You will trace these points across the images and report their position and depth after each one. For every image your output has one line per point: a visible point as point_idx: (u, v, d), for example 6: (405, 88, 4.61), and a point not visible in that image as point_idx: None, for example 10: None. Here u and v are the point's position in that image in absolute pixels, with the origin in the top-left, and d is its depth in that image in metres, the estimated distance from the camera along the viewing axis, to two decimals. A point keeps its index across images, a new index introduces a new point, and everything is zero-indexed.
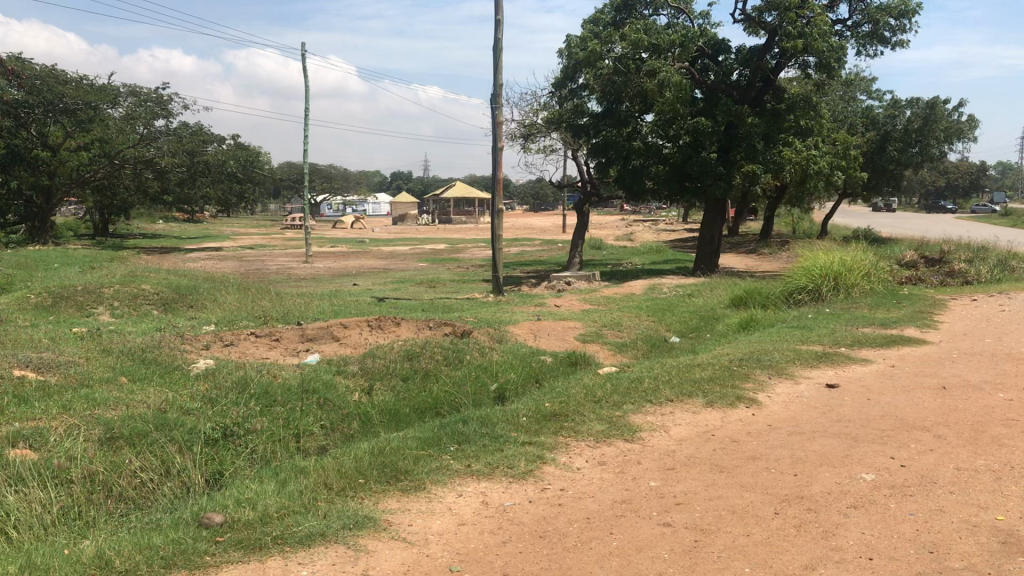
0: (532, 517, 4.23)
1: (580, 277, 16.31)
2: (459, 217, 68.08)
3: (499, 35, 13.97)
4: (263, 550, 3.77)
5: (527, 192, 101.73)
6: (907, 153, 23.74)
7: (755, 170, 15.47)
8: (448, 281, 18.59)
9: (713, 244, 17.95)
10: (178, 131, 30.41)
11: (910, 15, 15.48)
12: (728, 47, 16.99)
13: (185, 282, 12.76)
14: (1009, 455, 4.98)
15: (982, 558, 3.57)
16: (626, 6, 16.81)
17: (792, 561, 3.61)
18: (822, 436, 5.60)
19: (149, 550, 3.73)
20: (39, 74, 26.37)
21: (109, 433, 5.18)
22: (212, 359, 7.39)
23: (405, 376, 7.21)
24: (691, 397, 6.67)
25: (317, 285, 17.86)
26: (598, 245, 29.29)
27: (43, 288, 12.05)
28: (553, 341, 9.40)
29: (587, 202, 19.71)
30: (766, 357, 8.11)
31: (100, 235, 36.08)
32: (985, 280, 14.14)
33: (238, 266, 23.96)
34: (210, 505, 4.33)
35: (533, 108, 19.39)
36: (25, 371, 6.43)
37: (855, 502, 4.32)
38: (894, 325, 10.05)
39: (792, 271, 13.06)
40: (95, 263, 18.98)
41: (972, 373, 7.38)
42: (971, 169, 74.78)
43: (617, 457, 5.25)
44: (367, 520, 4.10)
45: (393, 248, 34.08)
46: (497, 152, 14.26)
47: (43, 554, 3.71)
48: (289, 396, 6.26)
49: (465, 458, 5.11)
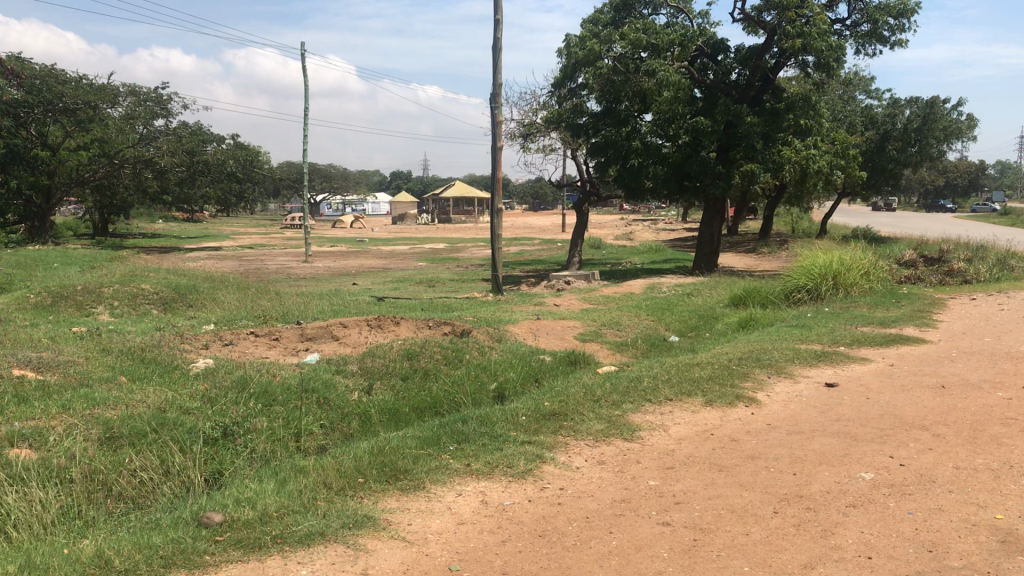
0: (532, 516, 4.23)
1: (579, 277, 16.30)
2: (458, 217, 68.05)
3: (499, 35, 13.98)
4: (262, 549, 3.77)
5: (526, 192, 101.72)
6: (906, 152, 23.84)
7: (754, 169, 15.46)
8: (448, 281, 18.57)
9: (712, 243, 17.95)
10: (178, 130, 30.53)
11: (909, 14, 15.47)
12: (727, 46, 16.99)
13: (185, 281, 12.74)
14: (1007, 454, 4.99)
15: (981, 556, 3.58)
16: (625, 6, 16.81)
17: (790, 560, 3.62)
18: (821, 435, 5.61)
19: (149, 549, 3.74)
20: (38, 73, 26.36)
21: (109, 433, 5.18)
22: (211, 359, 7.39)
23: (404, 376, 7.21)
24: (690, 396, 6.67)
25: (317, 285, 17.84)
26: (598, 244, 29.29)
27: (43, 287, 12.04)
28: (553, 340, 9.39)
29: (586, 202, 19.72)
30: (765, 356, 8.12)
31: (99, 234, 36.05)
32: (984, 279, 14.15)
33: (237, 265, 23.93)
34: (210, 504, 4.33)
35: (532, 107, 19.39)
36: (25, 370, 6.43)
37: (854, 501, 4.32)
38: (893, 325, 10.05)
39: (791, 271, 13.06)
40: (95, 263, 18.95)
41: (971, 372, 7.38)
42: (970, 168, 74.81)
43: (617, 456, 5.25)
44: (366, 519, 4.11)
45: (393, 248, 34.03)
46: (496, 152, 14.26)
47: (42, 553, 3.71)
48: (288, 395, 6.27)
49: (464, 457, 5.11)
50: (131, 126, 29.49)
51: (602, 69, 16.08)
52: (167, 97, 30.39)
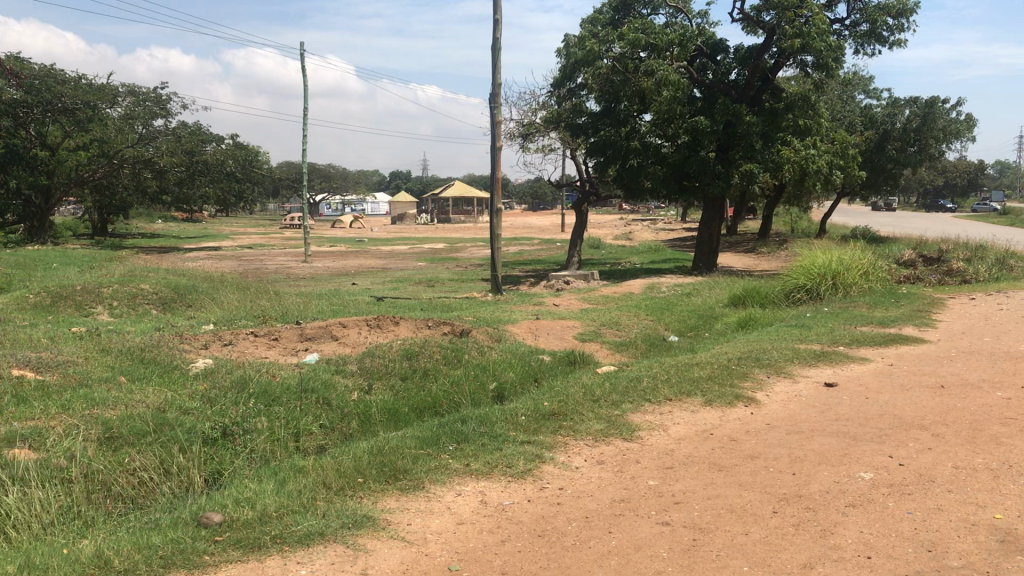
0: (531, 516, 4.23)
1: (579, 277, 16.30)
2: (458, 217, 68.01)
3: (498, 35, 13.98)
4: (262, 549, 3.77)
5: (526, 192, 101.76)
6: (906, 152, 23.83)
7: (753, 169, 15.46)
8: (447, 281, 18.57)
9: (711, 243, 17.95)
10: (177, 130, 30.52)
11: (908, 14, 15.47)
12: (727, 47, 16.99)
13: (184, 281, 12.75)
14: (1006, 454, 5.00)
15: (979, 556, 3.58)
16: (625, 6, 16.81)
17: (790, 560, 3.62)
18: (820, 434, 5.62)
19: (149, 549, 3.74)
20: (37, 73, 26.35)
21: (108, 433, 5.19)
22: (210, 359, 7.39)
23: (404, 376, 7.22)
24: (690, 396, 6.68)
25: (316, 285, 17.84)
26: (598, 244, 29.31)
27: (42, 288, 12.06)
28: (552, 340, 9.40)
29: (586, 202, 19.73)
30: (764, 356, 8.13)
31: (99, 234, 36.03)
32: (983, 279, 14.17)
33: (237, 266, 23.93)
34: (210, 505, 4.32)
35: (532, 107, 19.41)
36: (24, 370, 6.43)
37: (854, 500, 4.33)
38: (893, 324, 10.06)
39: (790, 271, 13.07)
40: (94, 263, 18.94)
41: (970, 372, 7.39)
42: (969, 168, 74.89)
43: (616, 456, 5.26)
44: (366, 519, 4.11)
45: (392, 248, 34.03)
46: (496, 151, 14.26)
47: (42, 553, 3.71)
48: (288, 395, 6.27)
49: (464, 457, 5.12)
50: (130, 126, 29.48)
51: (602, 69, 16.08)
52: (166, 97, 30.41)
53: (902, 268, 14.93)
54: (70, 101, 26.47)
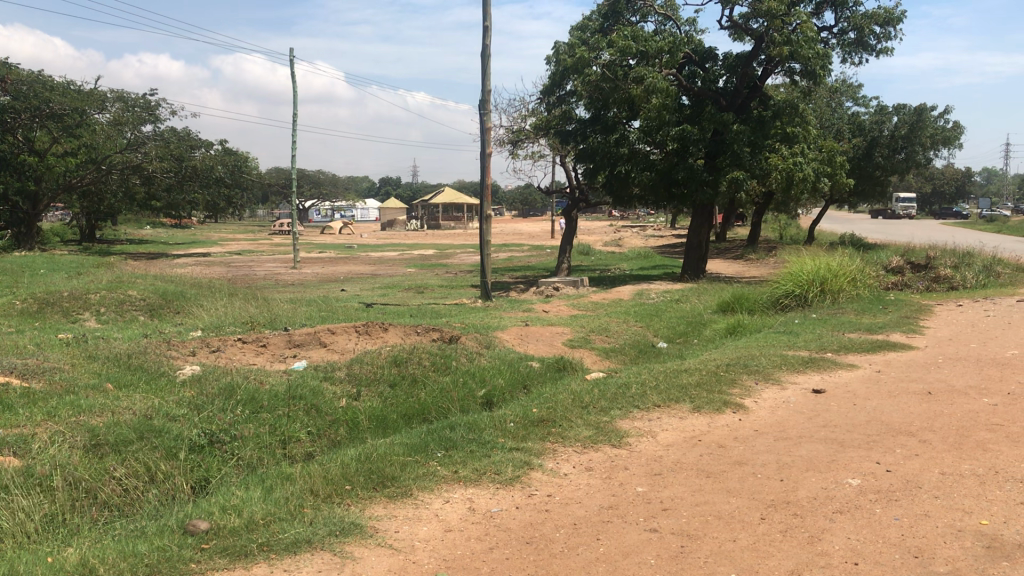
0: (520, 523, 4.23)
1: (569, 283, 16.40)
2: (450, 225, 68.00)
3: (488, 42, 14.14)
4: (248, 557, 3.75)
5: (518, 197, 102.81)
6: (894, 159, 24.15)
7: (740, 177, 15.51)
8: (437, 287, 18.55)
9: (700, 249, 17.93)
10: (167, 134, 30.89)
11: (894, 23, 15.68)
12: (716, 55, 17.14)
13: (172, 288, 12.58)
14: (992, 460, 5.03)
15: (966, 562, 3.59)
16: (614, 13, 16.93)
17: (777, 566, 3.63)
18: (808, 441, 5.63)
19: (134, 557, 3.69)
20: (24, 78, 25.94)
21: (94, 440, 5.10)
22: (198, 365, 7.36)
23: (392, 383, 7.18)
24: (679, 402, 6.70)
25: (306, 291, 17.70)
26: (587, 249, 29.35)
27: (28, 293, 11.91)
28: (541, 347, 9.36)
29: (576, 208, 19.81)
30: (753, 363, 8.17)
31: (87, 240, 35.65)
32: (970, 285, 14.40)
33: (226, 272, 23.81)
34: (196, 511, 4.30)
35: (521, 114, 19.42)
36: (10, 377, 6.39)
37: (842, 507, 4.34)
38: (880, 330, 10.16)
39: (778, 277, 13.13)
40: (82, 270, 18.71)
41: (957, 378, 7.44)
42: (956, 176, 75.67)
43: (604, 463, 5.25)
44: (354, 526, 4.08)
45: (382, 254, 34.08)
46: (485, 157, 14.29)
47: (25, 562, 3.67)
48: (276, 402, 6.20)
49: (452, 465, 5.09)
50: (119, 131, 29.35)
51: (592, 76, 16.07)
52: (156, 103, 30.56)
53: (890, 274, 14.97)
54: (58, 106, 26.32)
